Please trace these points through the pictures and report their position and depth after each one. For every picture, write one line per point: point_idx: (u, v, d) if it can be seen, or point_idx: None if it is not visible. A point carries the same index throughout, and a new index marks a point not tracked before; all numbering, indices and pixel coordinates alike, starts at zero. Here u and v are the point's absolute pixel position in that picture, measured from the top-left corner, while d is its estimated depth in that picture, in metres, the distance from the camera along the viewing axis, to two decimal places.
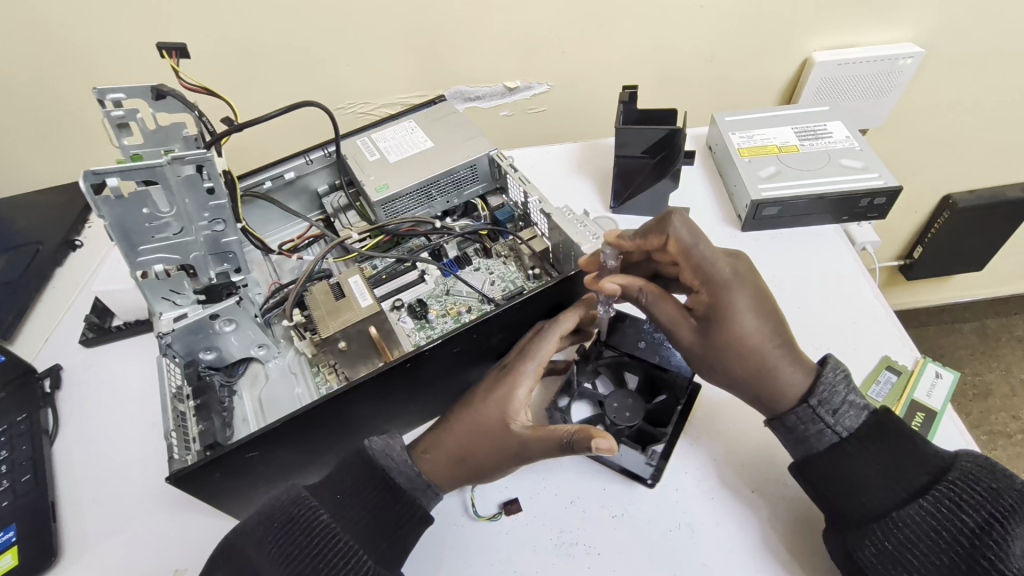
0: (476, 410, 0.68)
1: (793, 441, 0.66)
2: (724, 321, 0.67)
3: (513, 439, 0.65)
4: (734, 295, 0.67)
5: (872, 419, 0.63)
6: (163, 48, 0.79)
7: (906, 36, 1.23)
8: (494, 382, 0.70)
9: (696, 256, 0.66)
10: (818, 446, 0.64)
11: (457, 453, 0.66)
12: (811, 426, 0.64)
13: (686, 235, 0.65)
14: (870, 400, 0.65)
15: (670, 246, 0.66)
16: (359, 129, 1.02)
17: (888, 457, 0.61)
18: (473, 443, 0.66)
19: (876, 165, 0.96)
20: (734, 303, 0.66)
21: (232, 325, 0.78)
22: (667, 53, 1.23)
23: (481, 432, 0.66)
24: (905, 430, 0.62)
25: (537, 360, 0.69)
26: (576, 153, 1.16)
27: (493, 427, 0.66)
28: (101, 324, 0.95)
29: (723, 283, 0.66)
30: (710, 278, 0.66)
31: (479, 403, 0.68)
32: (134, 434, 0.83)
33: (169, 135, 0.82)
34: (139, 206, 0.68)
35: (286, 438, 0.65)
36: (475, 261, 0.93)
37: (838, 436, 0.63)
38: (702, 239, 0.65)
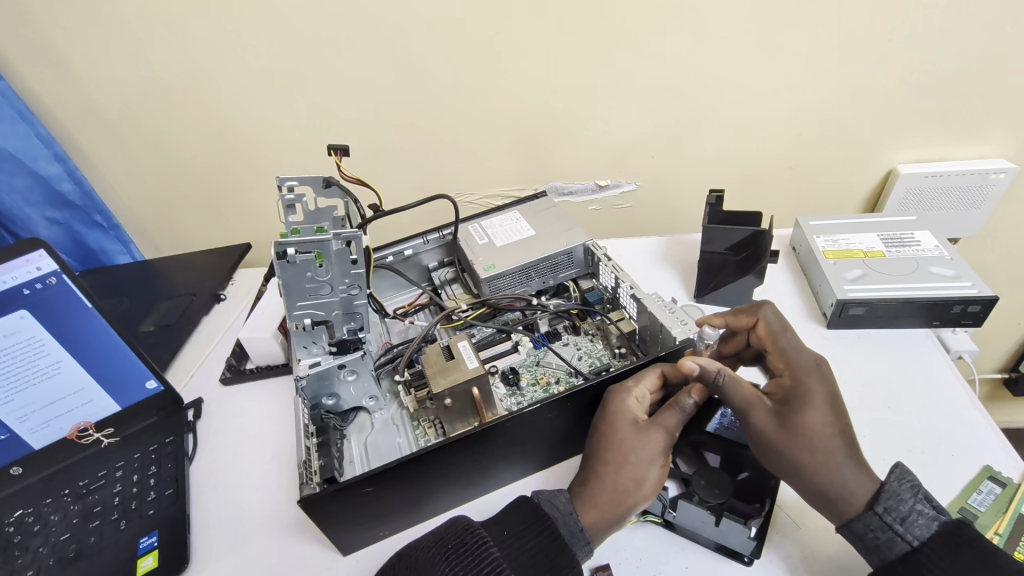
0: (603, 429, 0.76)
1: (864, 548, 0.65)
2: (798, 403, 0.72)
3: (649, 431, 0.74)
4: (813, 383, 0.74)
5: (944, 529, 0.62)
6: (332, 148, 0.97)
7: (996, 154, 1.26)
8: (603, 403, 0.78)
9: (782, 341, 0.80)
10: (892, 555, 0.63)
11: (608, 471, 0.73)
12: (881, 534, 0.64)
13: (776, 323, 0.82)
14: (940, 508, 0.63)
15: (761, 327, 0.83)
16: (473, 217, 1.17)
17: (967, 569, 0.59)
18: (616, 456, 0.74)
19: (968, 274, 0.98)
20: (811, 388, 0.73)
21: (353, 375, 0.91)
22: (750, 160, 1.34)
23: (619, 443, 0.74)
24: (983, 542, 0.60)
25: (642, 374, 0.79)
26: (661, 246, 1.25)
27: (625, 433, 0.74)
28: (237, 366, 1.11)
29: (803, 368, 0.75)
30: (794, 362, 0.77)
31: (599, 432, 0.76)
32: (256, 465, 0.94)
33: (322, 215, 0.98)
34: (304, 269, 0.84)
35: (395, 480, 0.73)
36: (564, 337, 1.02)
37: (910, 546, 0.62)
38: (789, 331, 0.81)
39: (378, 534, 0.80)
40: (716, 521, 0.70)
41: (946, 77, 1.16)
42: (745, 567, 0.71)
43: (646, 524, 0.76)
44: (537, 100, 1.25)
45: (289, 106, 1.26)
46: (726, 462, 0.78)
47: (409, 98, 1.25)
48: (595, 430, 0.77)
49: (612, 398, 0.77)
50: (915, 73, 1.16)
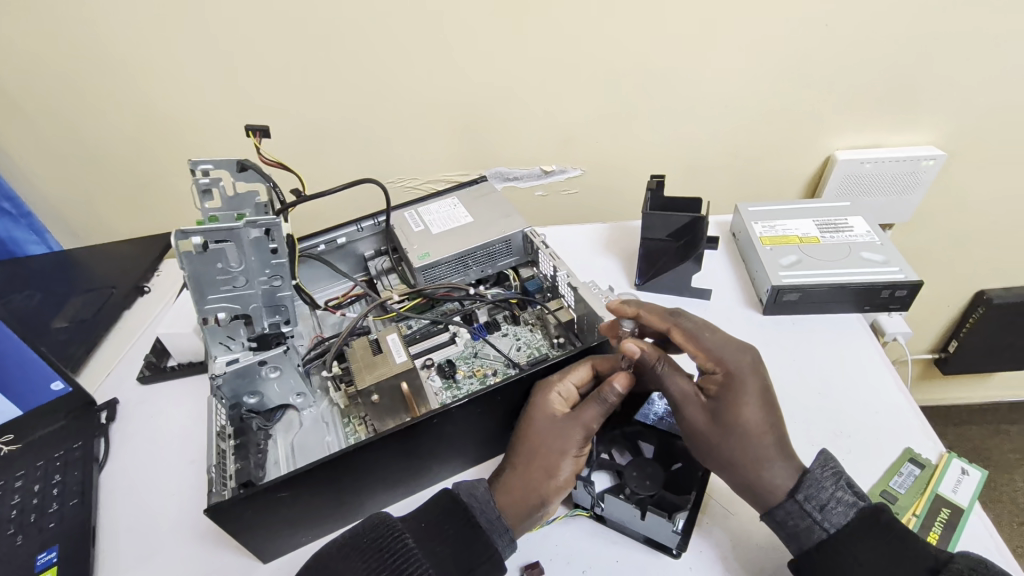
0: (523, 422, 0.75)
1: (784, 535, 0.66)
2: (728, 402, 0.70)
3: (565, 424, 0.72)
4: (745, 380, 0.70)
5: (861, 516, 0.64)
6: (250, 128, 0.90)
7: (927, 140, 1.29)
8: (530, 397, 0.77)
9: (705, 340, 0.74)
10: (809, 542, 0.64)
11: (524, 463, 0.72)
12: (800, 522, 0.65)
13: (692, 325, 0.76)
14: (860, 496, 0.65)
15: (676, 331, 0.76)
16: (408, 203, 1.12)
17: (878, 554, 0.61)
18: (531, 449, 0.73)
19: (897, 259, 1.00)
20: (742, 385, 0.70)
21: (276, 372, 0.86)
22: (694, 145, 1.33)
23: (535, 436, 0.73)
24: (895, 526, 0.62)
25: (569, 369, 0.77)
26: (605, 233, 1.23)
27: (541, 426, 0.73)
28: (157, 364, 1.03)
29: (734, 367, 0.71)
30: (722, 360, 0.72)
31: (521, 425, 0.75)
32: (174, 469, 0.88)
33: (243, 201, 0.93)
34: (214, 260, 0.77)
35: (314, 482, 0.69)
36: (504, 327, 0.99)
37: (827, 533, 0.64)
38: (711, 328, 0.75)
39: (300, 539, 0.76)
40: (640, 515, 0.69)
41: (881, 64, 1.18)
42: (674, 560, 0.70)
43: (576, 517, 0.75)
44: (477, 81, 1.21)
45: (211, 84, 1.17)
46: (660, 453, 0.77)
47: (342, 77, 1.18)
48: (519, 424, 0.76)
49: (535, 391, 0.76)
50: (852, 58, 1.17)
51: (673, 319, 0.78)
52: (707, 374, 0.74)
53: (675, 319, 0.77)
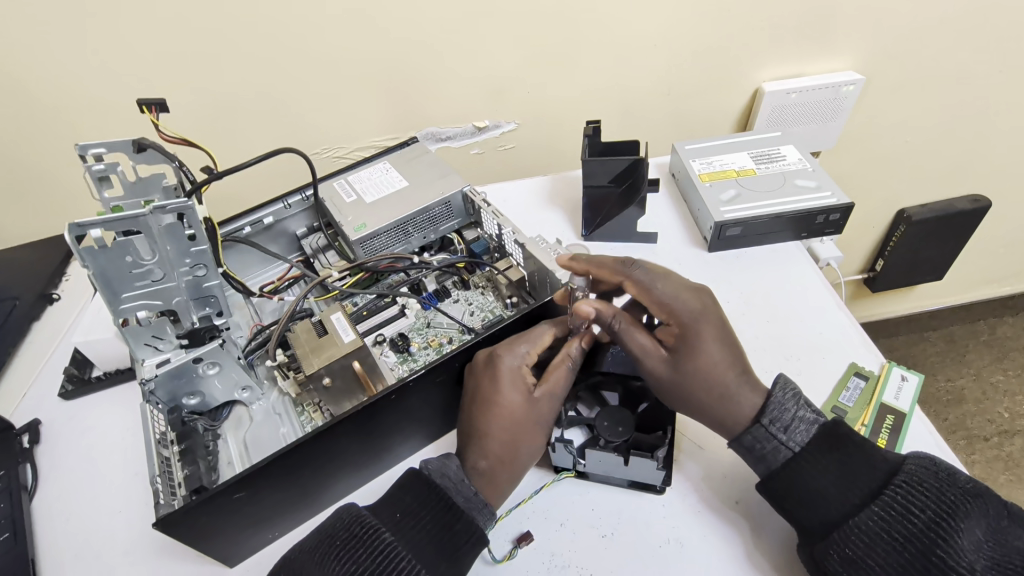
0: (494, 408, 0.70)
1: (752, 459, 0.66)
2: (688, 349, 0.71)
3: (543, 399, 0.72)
4: (703, 325, 0.72)
5: (823, 430, 0.64)
6: (143, 104, 0.80)
7: (847, 66, 1.32)
8: (489, 374, 0.72)
9: (658, 293, 0.74)
10: (776, 462, 0.64)
11: (507, 446, 0.70)
12: (767, 444, 0.65)
13: (645, 275, 0.76)
14: (820, 413, 0.66)
15: (631, 285, 0.76)
16: (336, 172, 1.06)
17: (840, 465, 0.61)
18: (514, 431, 0.71)
19: (828, 184, 1.02)
20: (700, 331, 0.71)
21: (215, 368, 0.79)
22: (627, 88, 1.31)
23: (516, 416, 0.71)
24: (854, 437, 0.62)
25: (525, 335, 0.74)
26: (547, 186, 1.20)
27: (518, 407, 0.71)
28: (80, 376, 0.94)
29: (690, 315, 0.72)
30: (676, 309, 0.73)
31: (494, 403, 0.70)
32: (116, 487, 0.81)
33: (148, 186, 0.84)
34: (122, 254, 0.69)
35: (273, 477, 0.65)
36: (454, 293, 0.96)
37: (793, 451, 0.64)
38: (662, 279, 0.75)
39: (267, 537, 0.72)
40: (625, 462, 0.69)
41: None
42: (659, 496, 0.72)
43: (562, 480, 0.74)
44: (395, 36, 1.12)
45: (92, 58, 1.04)
46: (625, 398, 0.77)
47: (243, 41, 1.07)
48: (485, 404, 0.71)
49: (498, 375, 0.71)
50: None
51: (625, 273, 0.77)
52: (665, 325, 0.75)
53: (629, 272, 0.76)
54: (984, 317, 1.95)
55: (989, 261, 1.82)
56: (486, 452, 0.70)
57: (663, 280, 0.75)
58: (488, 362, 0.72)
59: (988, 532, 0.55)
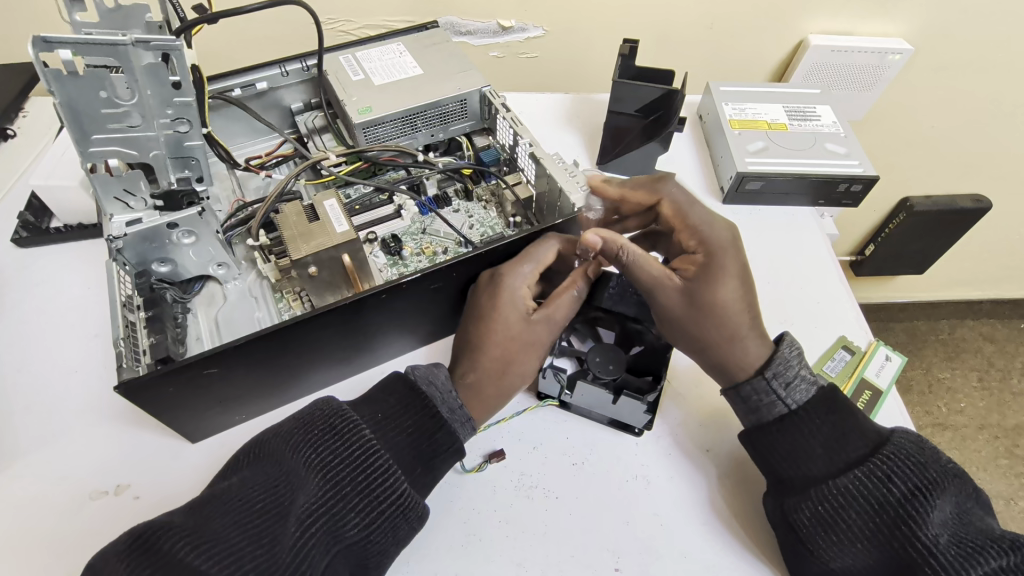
0: (490, 324, 0.68)
1: (745, 409, 0.66)
2: (709, 278, 0.69)
3: (540, 323, 0.70)
4: (728, 258, 0.69)
5: (821, 394, 0.64)
6: None
7: (897, 31, 1.24)
8: (489, 290, 0.70)
9: (692, 218, 0.73)
10: (768, 416, 0.64)
11: (496, 365, 0.68)
12: (764, 397, 0.65)
13: (682, 196, 0.75)
14: (819, 377, 0.66)
15: (666, 206, 0.75)
16: (342, 45, 0.95)
17: (830, 429, 0.62)
18: (504, 348, 0.68)
19: (858, 153, 0.98)
20: (724, 265, 0.69)
21: (191, 238, 0.73)
22: (667, 12, 1.21)
23: (510, 335, 0.69)
24: (849, 405, 0.63)
25: (529, 254, 0.71)
26: (567, 105, 1.12)
27: (513, 327, 0.69)
28: (36, 225, 0.86)
29: (718, 244, 0.70)
30: (706, 237, 0.71)
31: (490, 319, 0.68)
32: (71, 345, 0.77)
33: (129, 18, 0.74)
34: (95, 88, 0.60)
35: (247, 358, 0.62)
36: (455, 203, 0.91)
37: (788, 409, 0.64)
38: (697, 204, 0.74)
39: (232, 419, 0.70)
40: (612, 399, 0.68)
41: None
42: (636, 439, 0.71)
43: (545, 407, 0.73)
44: None
45: None
46: (620, 338, 0.76)
47: None
48: (481, 319, 0.69)
49: (499, 292, 0.69)
50: None
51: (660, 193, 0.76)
52: (687, 254, 0.72)
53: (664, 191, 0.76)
54: (950, 316, 2.00)
55: (969, 263, 1.85)
56: (476, 364, 0.68)
57: (697, 206, 0.74)
58: (491, 279, 0.70)
59: (954, 510, 0.57)
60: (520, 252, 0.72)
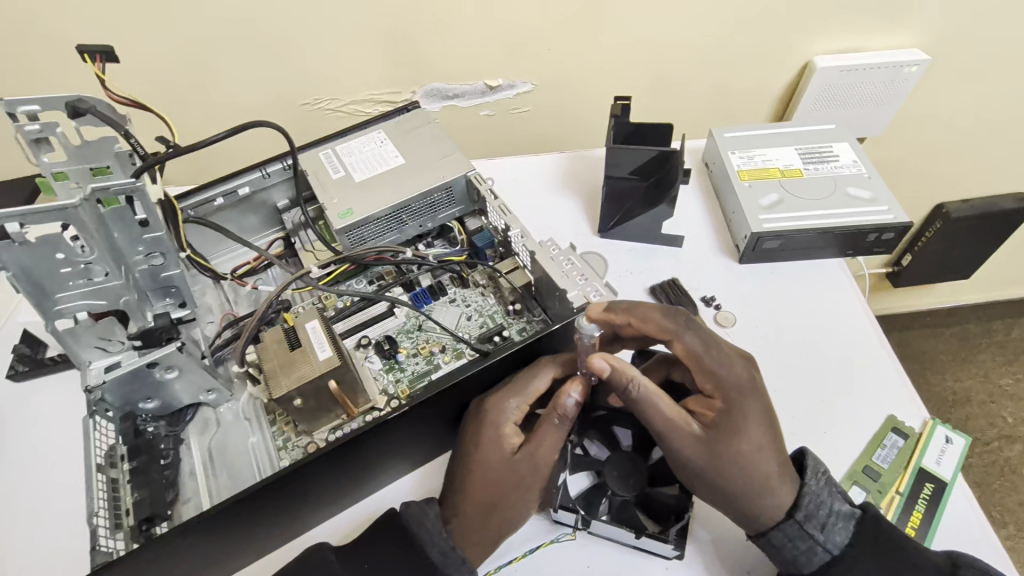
0: (472, 465, 0.63)
1: (780, 559, 0.59)
2: (730, 428, 0.61)
3: (525, 462, 0.62)
4: (748, 404, 0.61)
5: (861, 527, 0.59)
6: (84, 52, 0.69)
7: (910, 42, 1.15)
8: (473, 424, 0.64)
9: (708, 361, 0.63)
10: (810, 565, 0.58)
11: (479, 512, 0.62)
12: (801, 545, 0.58)
13: (696, 338, 0.64)
14: (853, 503, 0.60)
15: (678, 349, 0.64)
16: (323, 140, 0.92)
17: (885, 575, 0.56)
18: (485, 495, 0.62)
19: (885, 197, 0.89)
20: (746, 407, 0.61)
21: (173, 372, 0.70)
22: (659, 51, 1.15)
23: (492, 478, 0.62)
24: (897, 538, 0.58)
25: (519, 386, 0.64)
26: (562, 166, 1.07)
27: (499, 466, 0.62)
28: (32, 356, 0.84)
29: (738, 390, 0.61)
30: (724, 383, 0.62)
31: (472, 461, 0.63)
32: (67, 491, 0.74)
33: (98, 150, 0.71)
34: (51, 251, 0.58)
35: (229, 518, 0.58)
36: (451, 292, 0.86)
37: (831, 555, 0.57)
38: (716, 345, 0.64)
39: (228, 568, 0.66)
40: (634, 532, 0.63)
41: None
42: (668, 562, 0.64)
43: (563, 543, 0.65)
44: None
45: None
46: (638, 439, 0.69)
47: None
48: (463, 460, 0.64)
49: (480, 430, 0.63)
50: None
51: (673, 333, 0.64)
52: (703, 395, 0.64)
53: (680, 331, 0.64)
54: (1006, 317, 1.84)
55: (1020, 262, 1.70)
56: (458, 510, 0.62)
57: (715, 345, 0.64)
58: (477, 412, 0.65)
59: None
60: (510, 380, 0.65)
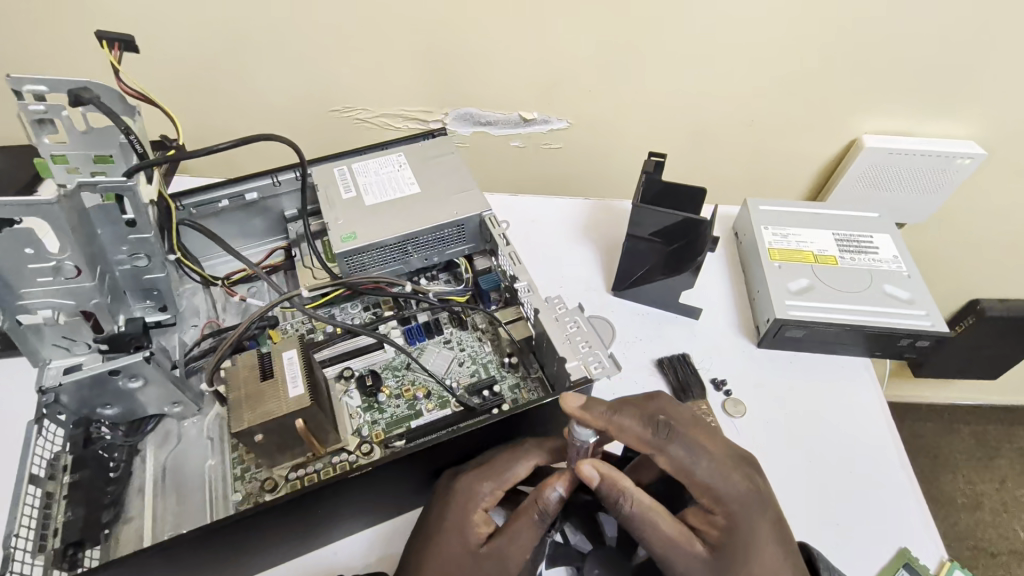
0: (433, 549, 0.57)
1: None
2: (738, 550, 0.54)
3: (490, 558, 0.57)
4: (754, 516, 0.55)
5: None
6: (103, 38, 0.68)
7: (967, 134, 1.09)
8: (440, 503, 0.59)
9: (700, 473, 0.55)
10: None
11: None
12: None
13: (683, 449, 0.55)
14: None
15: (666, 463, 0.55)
16: (339, 155, 0.88)
17: None
18: None
19: (924, 300, 0.82)
20: (752, 526, 0.54)
21: (138, 381, 0.65)
22: (703, 107, 1.10)
23: (452, 567, 0.57)
24: None
25: (496, 470, 0.59)
26: (585, 214, 1.02)
27: (460, 556, 0.57)
28: (6, 336, 0.81)
29: (739, 504, 0.55)
30: (723, 496, 0.55)
31: (433, 546, 0.57)
32: (8, 490, 0.70)
33: (104, 139, 0.68)
34: (23, 244, 0.55)
35: (158, 559, 0.52)
36: (447, 331, 0.81)
37: None
38: (705, 452, 0.56)
39: None
40: None
41: (934, 36, 0.96)
42: None
43: None
44: None
45: None
46: (623, 531, 0.62)
47: None
48: (424, 540, 0.58)
49: (446, 513, 0.57)
50: (901, 28, 0.95)
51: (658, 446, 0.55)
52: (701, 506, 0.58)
53: (664, 441, 0.55)
54: None
55: None
56: None
57: (704, 453, 0.56)
58: (446, 490, 0.59)
59: None
60: (489, 461, 0.60)
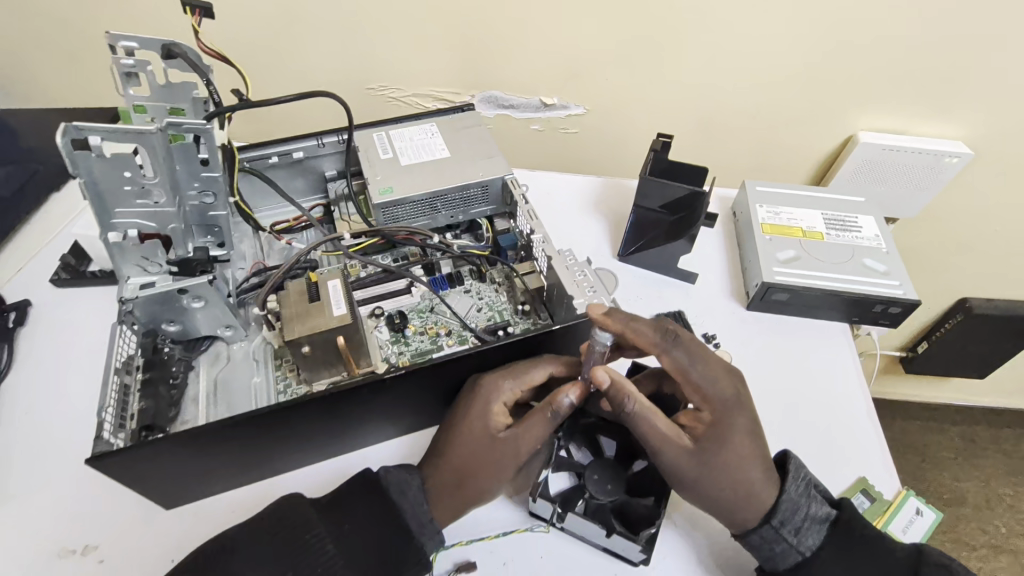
0: (457, 434, 0.67)
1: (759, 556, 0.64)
2: (719, 440, 0.65)
3: (507, 443, 0.67)
4: (735, 416, 0.65)
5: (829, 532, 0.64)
6: (187, 4, 0.76)
7: (955, 135, 1.17)
8: (466, 398, 0.69)
9: (694, 375, 0.66)
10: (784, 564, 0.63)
11: (454, 480, 0.66)
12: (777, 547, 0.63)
13: (683, 352, 0.67)
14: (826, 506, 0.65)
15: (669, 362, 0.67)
16: (379, 123, 0.98)
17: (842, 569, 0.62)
18: (464, 464, 0.66)
19: (898, 273, 0.91)
20: (733, 421, 0.65)
21: (200, 302, 0.75)
22: (710, 99, 1.20)
23: (472, 449, 0.66)
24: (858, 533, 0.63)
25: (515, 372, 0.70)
26: (596, 190, 1.12)
27: (481, 440, 0.67)
28: (75, 267, 0.91)
29: (724, 404, 0.66)
30: (711, 396, 0.66)
31: (458, 431, 0.67)
32: (79, 394, 0.80)
33: (179, 93, 0.79)
34: (120, 168, 0.64)
35: (222, 437, 0.62)
36: (467, 282, 0.90)
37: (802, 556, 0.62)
38: (701, 359, 0.67)
39: (210, 489, 0.70)
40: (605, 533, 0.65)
41: (925, 41, 1.05)
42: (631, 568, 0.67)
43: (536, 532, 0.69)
44: None
45: None
46: (621, 451, 0.71)
47: None
48: (450, 428, 0.69)
49: (472, 404, 0.68)
50: (894, 32, 1.04)
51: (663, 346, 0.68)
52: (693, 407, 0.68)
53: (668, 344, 0.67)
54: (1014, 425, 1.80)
55: None
56: (436, 473, 0.67)
57: (700, 360, 0.67)
58: (472, 387, 0.70)
59: None
60: (512, 367, 0.71)
